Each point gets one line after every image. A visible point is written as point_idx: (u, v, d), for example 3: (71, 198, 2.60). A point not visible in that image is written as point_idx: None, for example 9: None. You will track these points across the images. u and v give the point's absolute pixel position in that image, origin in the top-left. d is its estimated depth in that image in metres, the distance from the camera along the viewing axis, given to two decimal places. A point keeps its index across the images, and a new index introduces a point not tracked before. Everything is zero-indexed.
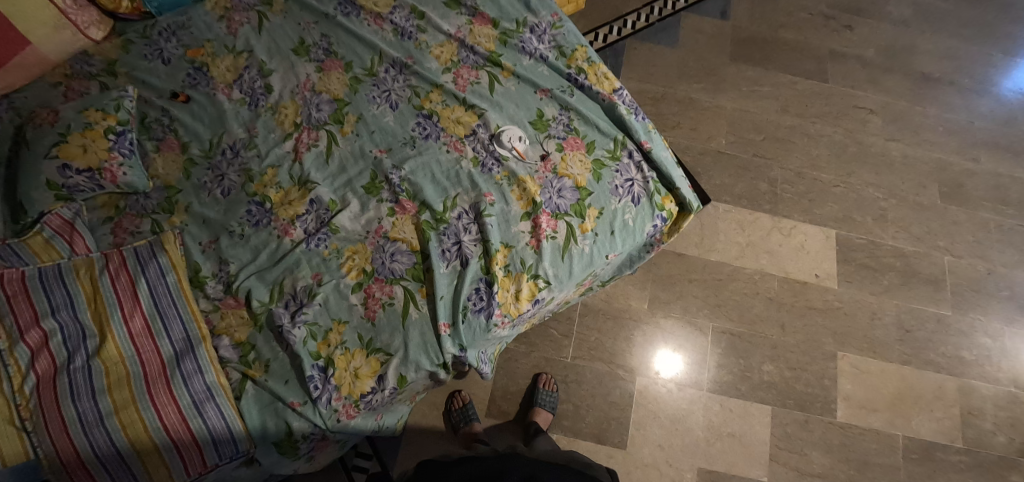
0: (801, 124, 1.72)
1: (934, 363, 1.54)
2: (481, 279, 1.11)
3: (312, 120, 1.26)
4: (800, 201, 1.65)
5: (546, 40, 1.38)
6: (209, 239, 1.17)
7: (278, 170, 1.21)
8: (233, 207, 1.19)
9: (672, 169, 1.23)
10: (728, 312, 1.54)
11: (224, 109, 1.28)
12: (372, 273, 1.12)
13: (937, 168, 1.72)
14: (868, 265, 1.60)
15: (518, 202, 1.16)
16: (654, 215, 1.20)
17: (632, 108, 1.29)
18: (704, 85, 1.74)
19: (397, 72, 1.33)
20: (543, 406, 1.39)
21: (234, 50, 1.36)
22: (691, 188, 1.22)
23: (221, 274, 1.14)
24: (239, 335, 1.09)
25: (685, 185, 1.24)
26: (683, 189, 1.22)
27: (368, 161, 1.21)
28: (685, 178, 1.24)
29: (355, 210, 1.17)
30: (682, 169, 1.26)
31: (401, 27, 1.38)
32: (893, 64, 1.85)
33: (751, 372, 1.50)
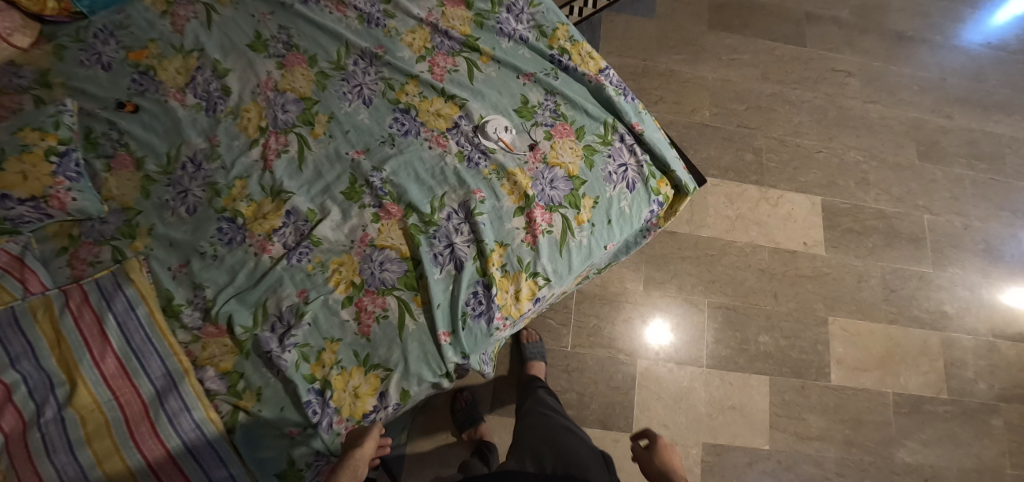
0: (782, 90, 1.70)
1: (919, 319, 1.59)
2: (479, 282, 1.05)
3: (279, 123, 1.16)
4: (786, 169, 1.64)
5: (524, 19, 1.29)
6: (179, 262, 1.07)
7: (247, 180, 1.11)
8: (201, 225, 1.09)
9: (665, 150, 1.18)
10: (723, 287, 1.54)
11: (178, 116, 1.17)
12: (362, 285, 1.05)
13: (914, 127, 1.74)
14: (853, 229, 1.62)
15: (510, 196, 1.10)
16: (650, 201, 1.15)
17: (621, 88, 1.23)
18: (684, 56, 1.70)
19: (367, 63, 1.22)
20: (534, 357, 1.40)
21: (182, 49, 1.23)
22: (686, 169, 1.17)
23: (197, 300, 1.05)
24: (225, 364, 1.01)
25: (680, 166, 1.19)
26: (679, 170, 1.17)
27: (345, 164, 1.12)
28: (680, 159, 1.19)
29: (336, 219, 1.09)
30: (675, 150, 1.21)
31: (366, 13, 1.27)
32: (868, 24, 1.84)
33: (749, 344, 1.51)
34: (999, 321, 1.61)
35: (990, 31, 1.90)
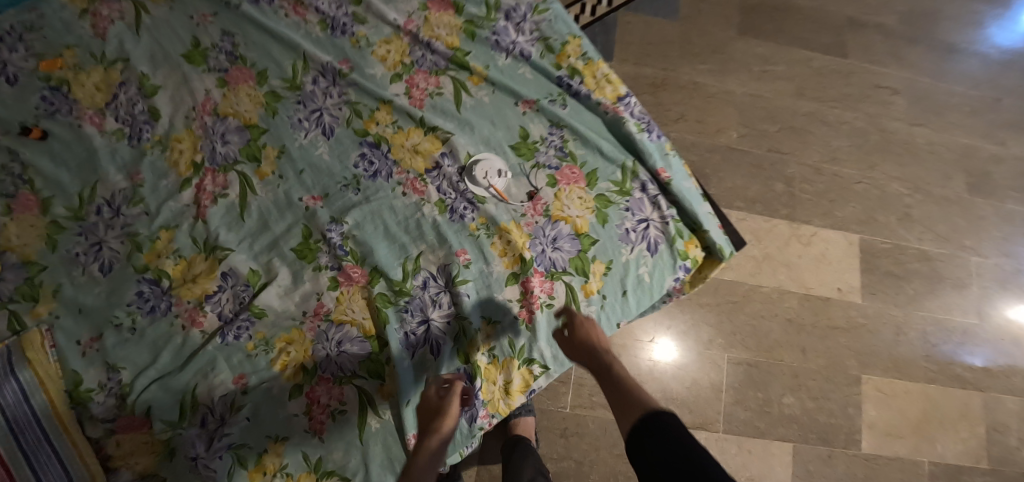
0: (819, 109, 1.48)
1: (961, 378, 1.40)
2: (459, 371, 0.85)
3: (217, 158, 0.94)
4: (820, 202, 1.43)
5: (528, 29, 1.05)
6: (90, 335, 0.86)
7: (175, 231, 0.90)
8: (119, 287, 0.88)
9: (697, 204, 0.96)
10: (745, 340, 1.34)
11: (95, 146, 0.94)
12: (315, 371, 0.85)
13: (964, 155, 1.53)
14: (893, 273, 1.42)
15: (501, 259, 0.89)
16: (676, 267, 0.92)
17: (643, 121, 1.00)
18: (710, 67, 1.47)
19: (329, 82, 1.00)
20: (519, 412, 1.20)
21: (104, 58, 0.99)
22: (720, 228, 0.96)
23: (111, 384, 0.84)
24: (143, 468, 0.82)
25: (714, 224, 0.97)
26: (712, 230, 0.95)
27: (296, 212, 0.91)
28: (714, 216, 0.97)
29: (284, 285, 0.88)
30: (709, 203, 0.99)
31: (329, 16, 1.04)
32: (917, 32, 1.61)
33: (771, 406, 1.32)
34: None
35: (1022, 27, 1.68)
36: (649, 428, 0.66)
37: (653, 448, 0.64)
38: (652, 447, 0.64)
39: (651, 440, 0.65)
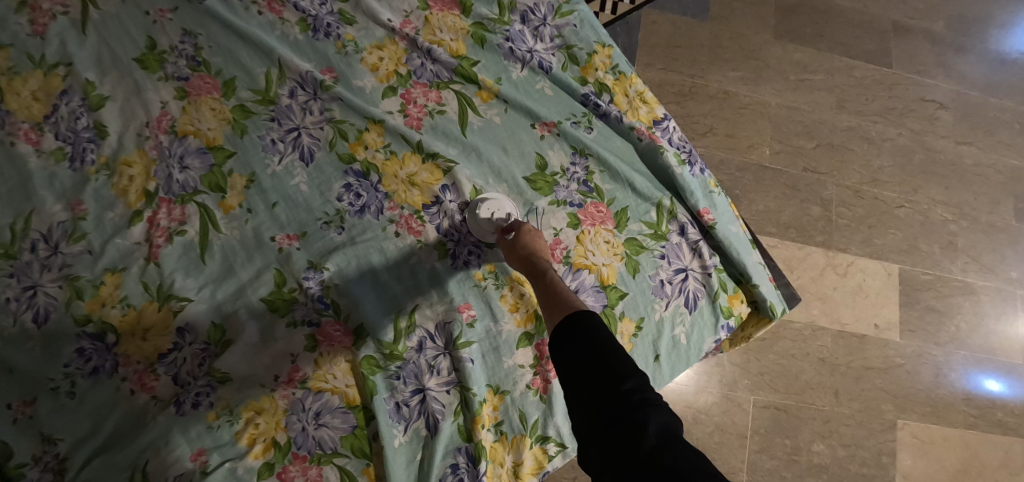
0: (860, 124, 1.34)
1: (1002, 424, 1.29)
2: (461, 451, 0.72)
3: (174, 187, 0.79)
4: (859, 228, 1.30)
5: (547, 35, 0.93)
6: (22, 400, 0.71)
7: (123, 275, 0.75)
8: (55, 344, 0.73)
9: (745, 254, 0.83)
10: (773, 382, 1.22)
11: (29, 168, 0.77)
12: (289, 447, 0.71)
13: (1013, 178, 1.39)
14: (935, 307, 1.30)
15: (512, 316, 0.78)
16: (717, 327, 0.81)
17: (682, 152, 0.88)
18: (742, 74, 1.32)
19: (309, 95, 0.85)
20: None
21: (43, 61, 0.81)
22: (772, 282, 0.83)
23: (47, 458, 0.70)
24: None
25: (764, 278, 0.84)
26: (762, 284, 0.82)
27: (268, 255, 0.77)
28: (763, 265, 0.85)
29: (252, 343, 0.74)
30: (756, 250, 0.86)
31: (311, 15, 0.88)
32: (964, 40, 1.46)
33: (799, 455, 1.20)
34: None
35: None
36: (569, 327, 0.54)
37: (567, 345, 0.53)
38: (563, 346, 0.54)
39: (565, 335, 0.54)
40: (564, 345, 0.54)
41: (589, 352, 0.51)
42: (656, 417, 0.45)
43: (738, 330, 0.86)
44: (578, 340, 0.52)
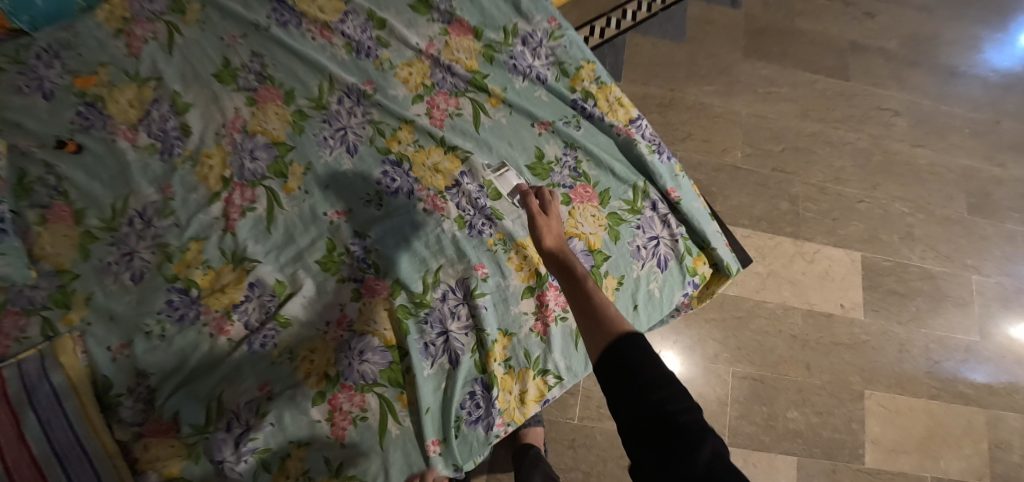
0: (823, 130, 1.52)
1: (963, 395, 1.42)
2: (477, 381, 0.90)
3: (246, 174, 0.98)
4: (824, 221, 1.47)
5: (543, 54, 1.12)
6: (120, 342, 0.89)
7: (205, 243, 0.93)
8: (147, 298, 0.90)
9: (706, 224, 1.02)
10: (750, 355, 1.37)
11: (127, 160, 0.96)
12: (338, 379, 0.88)
13: (965, 176, 1.56)
14: (896, 290, 1.45)
15: (517, 274, 0.96)
16: (684, 283, 0.99)
17: (654, 144, 1.07)
18: (716, 88, 1.51)
19: (353, 102, 1.04)
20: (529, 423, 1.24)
21: (136, 77, 1.01)
22: (728, 246, 1.01)
23: (140, 388, 0.88)
24: (170, 470, 0.82)
25: (722, 242, 1.03)
26: (720, 248, 1.01)
27: (321, 226, 0.96)
28: (721, 234, 1.03)
29: (309, 295, 0.93)
30: (716, 222, 1.05)
31: (355, 40, 1.08)
32: (917, 56, 1.65)
33: (776, 421, 1.35)
34: None
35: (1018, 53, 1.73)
36: (624, 350, 0.59)
37: (628, 365, 0.58)
38: (620, 366, 0.59)
39: (626, 357, 0.59)
40: (619, 367, 0.58)
41: (654, 382, 0.56)
42: (712, 446, 0.52)
43: (703, 288, 1.04)
44: (643, 369, 0.57)
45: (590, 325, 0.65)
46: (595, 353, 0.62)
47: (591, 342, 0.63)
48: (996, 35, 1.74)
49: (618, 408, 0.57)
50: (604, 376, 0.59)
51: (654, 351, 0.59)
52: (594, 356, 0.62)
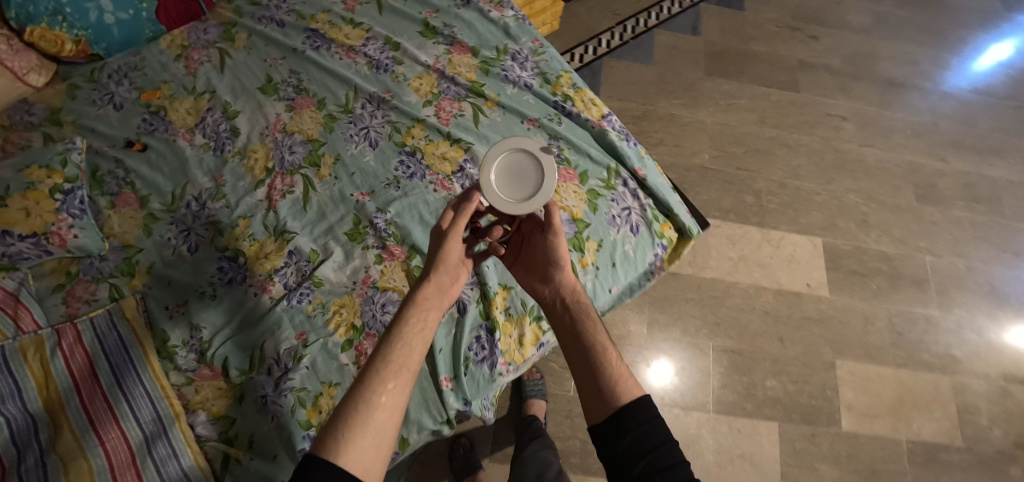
0: (779, 135, 1.74)
1: (928, 363, 1.54)
2: (482, 326, 1.06)
3: (285, 164, 1.16)
4: (786, 211, 1.65)
5: (529, 67, 1.35)
6: (176, 302, 1.04)
7: (251, 220, 1.11)
8: (202, 266, 1.06)
9: (668, 196, 1.22)
10: (728, 330, 1.51)
11: (186, 156, 1.15)
12: (363, 329, 1.04)
13: (911, 170, 1.75)
14: (856, 271, 1.61)
15: None
16: (654, 244, 1.17)
17: (623, 134, 1.28)
18: (683, 101, 1.74)
19: (374, 107, 1.25)
20: (534, 395, 1.37)
21: (193, 91, 1.21)
22: (688, 213, 1.21)
23: (192, 341, 1.02)
24: (218, 408, 0.98)
25: (683, 210, 1.22)
26: (682, 214, 1.21)
27: (349, 205, 1.14)
28: (683, 204, 1.23)
29: (339, 260, 1.09)
30: (678, 195, 1.25)
31: (375, 59, 1.30)
32: (859, 71, 1.89)
33: (755, 389, 1.47)
34: (1010, 366, 1.56)
35: (976, 78, 1.95)
36: (627, 426, 0.73)
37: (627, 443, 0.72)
38: (621, 443, 0.73)
39: (629, 432, 0.73)
40: (621, 442, 0.73)
41: (653, 465, 0.71)
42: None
43: (671, 251, 1.23)
44: (644, 451, 0.72)
45: (598, 381, 0.78)
46: (599, 416, 0.76)
47: (596, 402, 0.77)
48: (953, 62, 1.98)
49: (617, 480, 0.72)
50: (605, 443, 0.74)
51: (657, 433, 0.73)
52: (595, 417, 0.77)
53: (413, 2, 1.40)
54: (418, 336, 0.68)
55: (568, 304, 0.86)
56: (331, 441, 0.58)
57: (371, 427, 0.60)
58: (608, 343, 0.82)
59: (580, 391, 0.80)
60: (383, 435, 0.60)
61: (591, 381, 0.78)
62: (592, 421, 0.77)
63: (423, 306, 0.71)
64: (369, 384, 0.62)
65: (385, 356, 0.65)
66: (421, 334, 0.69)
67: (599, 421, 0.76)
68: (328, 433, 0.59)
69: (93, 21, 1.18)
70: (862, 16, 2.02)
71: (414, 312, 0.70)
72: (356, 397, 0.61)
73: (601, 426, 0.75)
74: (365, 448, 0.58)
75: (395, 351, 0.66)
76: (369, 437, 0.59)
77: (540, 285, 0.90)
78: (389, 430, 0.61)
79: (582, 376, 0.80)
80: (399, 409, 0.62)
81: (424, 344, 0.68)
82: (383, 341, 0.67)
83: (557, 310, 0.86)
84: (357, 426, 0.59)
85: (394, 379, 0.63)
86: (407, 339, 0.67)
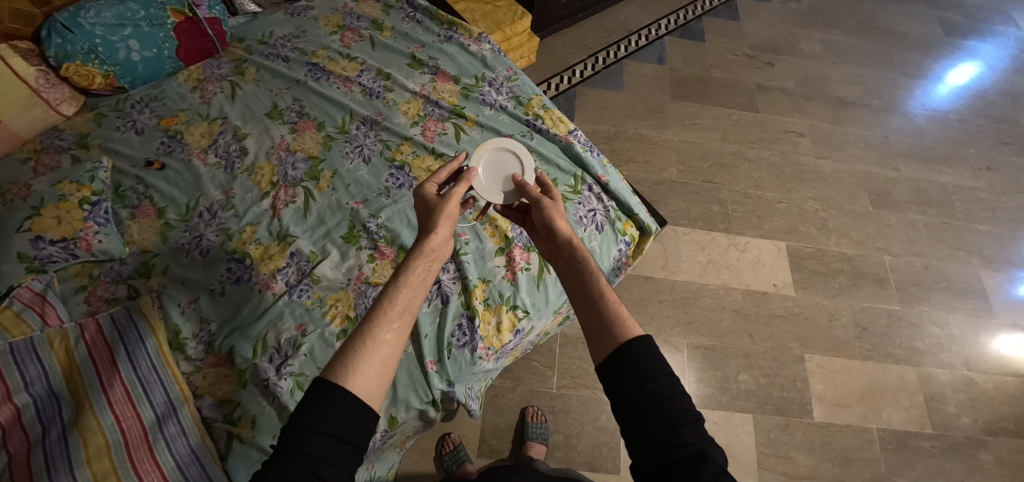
0: (741, 150, 1.89)
1: (893, 356, 1.62)
2: (463, 315, 1.19)
3: (289, 178, 1.30)
4: (750, 218, 1.78)
5: (504, 91, 1.53)
6: (189, 299, 1.15)
7: (257, 226, 1.24)
8: (211, 267, 1.18)
9: (628, 198, 1.37)
10: (700, 328, 1.58)
11: (200, 173, 1.28)
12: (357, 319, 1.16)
13: (864, 179, 1.91)
14: (819, 270, 1.72)
15: (491, 238, 1.28)
16: (618, 240, 1.31)
17: (587, 146, 1.44)
18: (651, 122, 1.90)
19: (368, 128, 1.40)
20: (536, 438, 1.40)
21: (208, 117, 1.37)
22: (647, 212, 1.37)
23: (202, 333, 1.13)
24: (224, 393, 1.08)
25: (642, 210, 1.38)
26: (641, 214, 1.37)
27: (344, 212, 1.28)
28: (641, 205, 1.38)
29: (335, 260, 1.22)
30: (637, 198, 1.41)
31: (368, 87, 1.47)
32: (813, 92, 2.08)
33: (729, 383, 1.52)
34: (972, 355, 1.64)
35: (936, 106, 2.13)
36: (630, 360, 0.70)
37: (633, 373, 0.69)
38: (623, 377, 0.69)
39: (631, 366, 0.69)
40: (624, 376, 0.69)
41: (658, 398, 0.67)
42: (713, 459, 0.62)
43: (634, 248, 1.37)
44: (646, 385, 0.68)
45: (598, 322, 0.74)
46: (601, 355, 0.72)
47: (597, 342, 0.73)
48: (914, 90, 2.16)
49: (621, 415, 0.69)
50: (608, 380, 0.71)
51: (660, 366, 0.69)
52: (598, 357, 0.73)
53: (402, 39, 1.58)
54: (420, 282, 0.76)
55: (566, 256, 0.83)
56: (338, 367, 0.66)
57: (374, 356, 0.67)
58: (608, 287, 0.78)
59: (584, 333, 0.76)
60: (386, 365, 0.68)
61: (594, 320, 0.75)
62: (596, 362, 0.73)
63: (428, 256, 0.79)
64: (376, 319, 0.70)
65: (391, 297, 0.73)
66: (424, 280, 0.77)
67: (602, 361, 0.72)
68: (335, 361, 0.67)
69: (121, 58, 1.32)
70: (813, 44, 2.22)
71: (420, 261, 0.77)
72: (363, 332, 0.69)
73: (604, 365, 0.71)
74: (370, 373, 0.67)
75: (400, 294, 0.74)
76: (372, 365, 0.67)
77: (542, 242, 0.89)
78: (391, 362, 0.69)
79: (585, 317, 0.76)
80: (400, 342, 0.70)
81: (424, 289, 0.76)
82: (389, 284, 0.75)
83: (557, 261, 0.84)
84: (362, 356, 0.67)
85: (398, 319, 0.71)
86: (409, 283, 0.75)
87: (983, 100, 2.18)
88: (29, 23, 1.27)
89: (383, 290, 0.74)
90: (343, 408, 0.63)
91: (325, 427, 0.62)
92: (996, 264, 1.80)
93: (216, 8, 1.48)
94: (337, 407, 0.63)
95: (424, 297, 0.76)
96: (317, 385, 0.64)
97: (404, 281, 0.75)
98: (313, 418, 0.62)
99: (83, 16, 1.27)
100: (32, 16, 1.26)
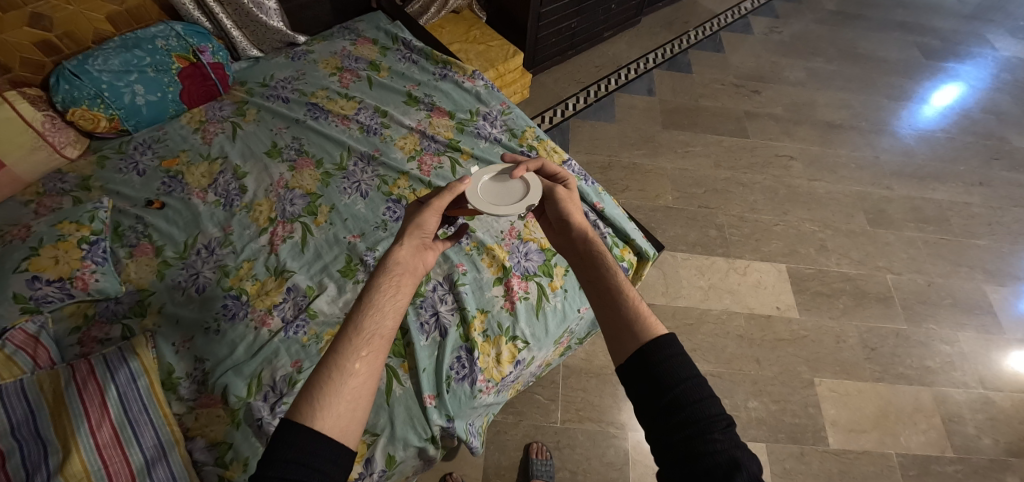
0: (734, 176, 1.91)
1: (905, 376, 1.58)
2: (461, 347, 1.17)
3: (286, 214, 1.31)
4: (748, 241, 1.78)
5: (498, 124, 1.56)
6: (183, 338, 1.13)
7: (254, 262, 1.23)
8: (207, 303, 1.16)
9: (624, 223, 1.37)
10: (705, 355, 1.55)
11: (199, 211, 1.29)
12: None
13: (859, 198, 1.92)
14: (822, 291, 1.71)
15: (489, 269, 1.27)
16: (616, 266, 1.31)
17: (581, 175, 1.45)
18: (644, 151, 1.93)
19: (365, 164, 1.42)
20: (540, 476, 1.35)
21: (209, 157, 1.38)
22: (644, 238, 1.37)
23: (195, 372, 1.10)
24: (214, 435, 1.04)
25: (638, 236, 1.38)
26: (638, 239, 1.37)
27: (342, 246, 1.28)
28: (638, 230, 1.38)
29: (332, 294, 1.21)
30: (633, 223, 1.41)
31: (366, 125, 1.50)
32: (801, 117, 2.12)
33: (739, 411, 1.47)
34: (987, 373, 1.60)
35: (920, 123, 2.17)
36: (652, 361, 0.68)
37: (657, 374, 0.67)
38: (646, 377, 0.68)
39: (653, 368, 0.68)
40: (646, 377, 0.68)
41: (683, 401, 0.66)
42: (745, 468, 0.60)
43: (633, 273, 1.37)
44: (670, 389, 0.66)
45: (619, 319, 0.74)
46: (623, 354, 0.71)
47: (619, 341, 0.72)
48: (901, 112, 2.20)
49: (645, 418, 0.67)
50: (630, 382, 0.69)
51: (685, 368, 0.68)
52: (618, 356, 0.72)
53: (397, 77, 1.63)
54: (389, 303, 0.75)
55: (585, 253, 0.84)
56: (307, 407, 0.64)
57: (345, 391, 0.66)
58: (628, 283, 0.78)
59: (603, 331, 0.76)
60: (358, 398, 0.67)
61: (610, 323, 0.74)
62: (615, 362, 0.72)
63: (393, 273, 0.78)
64: (343, 351, 0.69)
65: (358, 325, 0.72)
66: (394, 300, 0.75)
67: (624, 360, 0.71)
68: (305, 398, 0.66)
69: (126, 102, 1.34)
70: (797, 71, 2.29)
71: (386, 278, 0.77)
72: (331, 365, 0.68)
73: (626, 363, 0.70)
74: (342, 411, 0.65)
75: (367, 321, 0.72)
76: (346, 400, 0.66)
77: (560, 239, 0.90)
78: (365, 392, 0.67)
79: (604, 316, 0.76)
80: (371, 371, 0.69)
81: (394, 310, 0.74)
82: (355, 311, 0.73)
83: (573, 256, 0.86)
84: (331, 391, 0.66)
85: (367, 346, 0.70)
86: (378, 304, 0.74)
87: (969, 118, 2.22)
88: (39, 71, 1.30)
89: (351, 316, 0.73)
90: (316, 451, 0.62)
91: (297, 473, 0.60)
92: (1000, 278, 1.79)
93: (220, 53, 1.51)
94: (310, 451, 0.61)
95: (395, 318, 0.74)
96: (285, 428, 0.63)
97: (373, 303, 0.74)
98: (281, 465, 0.60)
99: (91, 63, 1.30)
100: (42, 65, 1.30)
